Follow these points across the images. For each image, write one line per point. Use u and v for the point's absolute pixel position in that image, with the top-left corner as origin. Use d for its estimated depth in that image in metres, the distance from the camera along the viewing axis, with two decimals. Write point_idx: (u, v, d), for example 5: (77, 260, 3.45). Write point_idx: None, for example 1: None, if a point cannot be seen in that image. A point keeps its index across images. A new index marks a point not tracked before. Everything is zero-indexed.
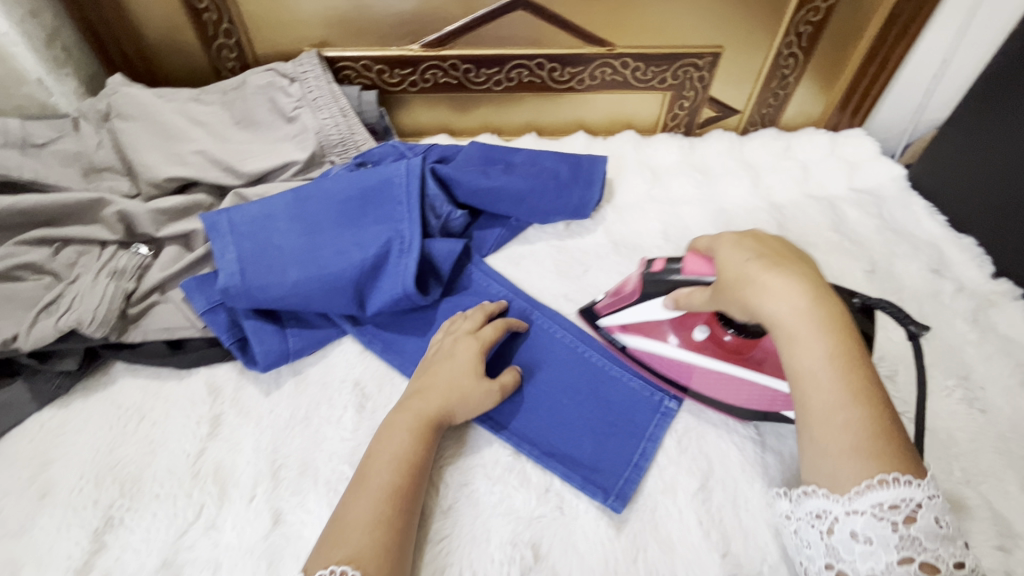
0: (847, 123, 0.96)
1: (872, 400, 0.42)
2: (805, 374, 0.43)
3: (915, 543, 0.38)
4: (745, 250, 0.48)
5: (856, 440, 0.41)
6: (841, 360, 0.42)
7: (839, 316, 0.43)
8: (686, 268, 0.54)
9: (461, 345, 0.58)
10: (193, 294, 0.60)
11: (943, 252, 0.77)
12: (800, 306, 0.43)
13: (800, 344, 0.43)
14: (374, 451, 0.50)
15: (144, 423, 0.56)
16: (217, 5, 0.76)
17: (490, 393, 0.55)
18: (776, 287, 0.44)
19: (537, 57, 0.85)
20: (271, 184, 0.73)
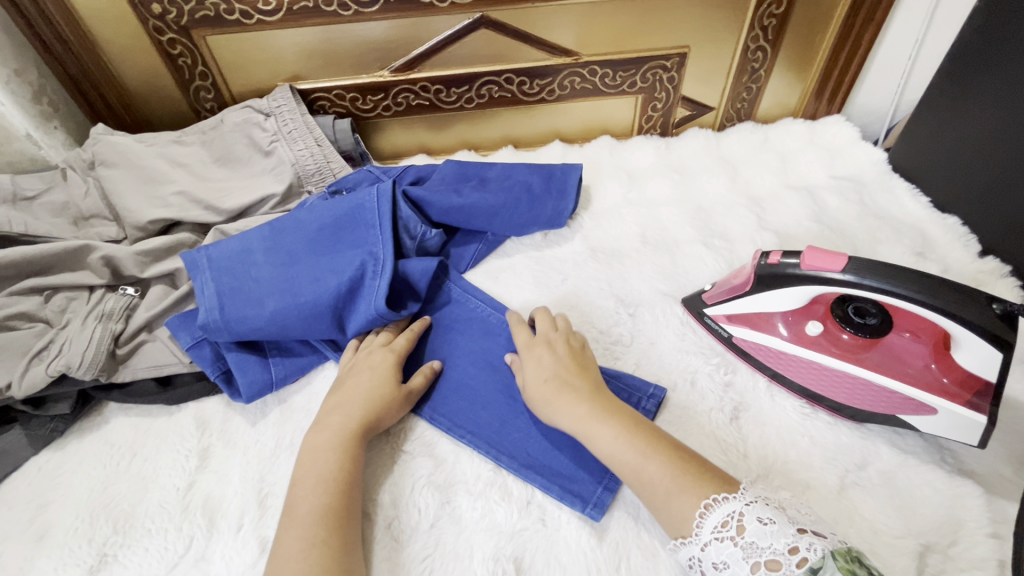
0: (825, 109, 0.94)
1: (660, 450, 0.48)
2: (605, 451, 0.50)
3: (756, 548, 0.41)
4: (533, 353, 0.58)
5: (665, 484, 0.46)
6: (624, 428, 0.50)
7: (600, 400, 0.53)
8: (806, 261, 0.53)
9: (378, 357, 0.60)
10: (178, 332, 0.62)
11: (927, 234, 0.76)
12: (574, 406, 0.53)
13: (592, 426, 0.51)
14: (302, 466, 0.51)
15: (136, 460, 0.58)
16: (190, 50, 0.79)
17: (399, 397, 0.57)
18: (546, 395, 0.54)
19: (505, 72, 0.86)
20: (252, 218, 0.75)
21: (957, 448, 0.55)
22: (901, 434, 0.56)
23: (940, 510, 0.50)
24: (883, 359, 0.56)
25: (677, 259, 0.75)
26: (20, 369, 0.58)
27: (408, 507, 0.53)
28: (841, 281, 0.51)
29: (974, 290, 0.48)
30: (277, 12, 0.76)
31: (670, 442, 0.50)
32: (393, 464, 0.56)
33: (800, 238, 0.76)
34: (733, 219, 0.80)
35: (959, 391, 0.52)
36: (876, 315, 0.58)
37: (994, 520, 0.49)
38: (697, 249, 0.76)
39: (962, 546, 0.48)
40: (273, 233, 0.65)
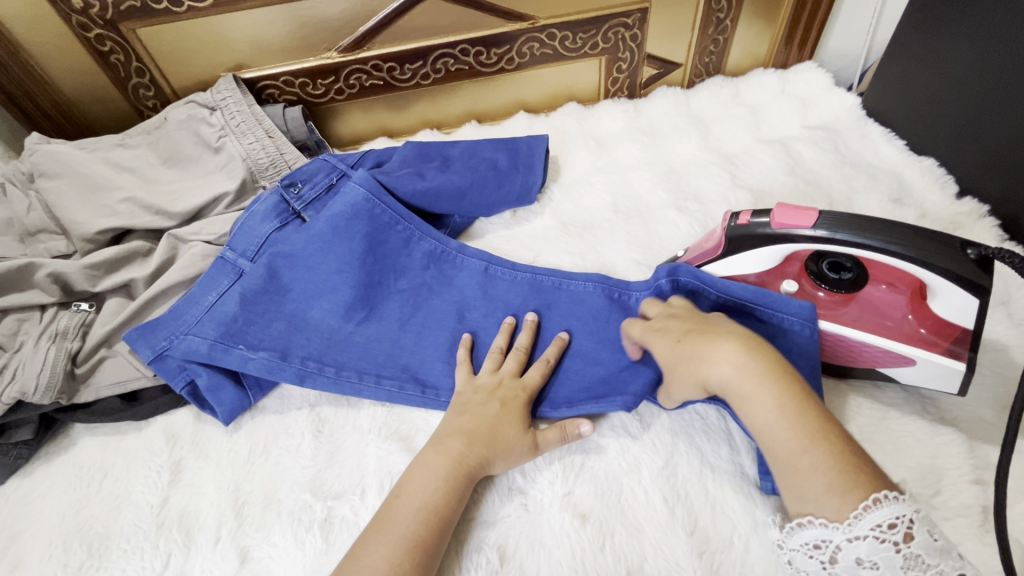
0: (796, 57, 0.91)
1: (830, 440, 0.41)
2: (762, 430, 0.43)
3: (919, 561, 0.36)
4: (671, 332, 0.51)
5: (829, 480, 0.39)
6: (792, 407, 0.42)
7: (779, 364, 0.44)
8: (776, 219, 0.51)
9: (505, 392, 0.56)
10: (137, 345, 0.59)
11: (903, 179, 0.74)
12: (741, 364, 0.45)
13: (753, 398, 0.44)
14: (410, 485, 0.49)
15: (108, 480, 0.56)
16: (122, 45, 0.74)
17: (526, 441, 0.52)
18: (706, 355, 0.46)
19: (460, 43, 0.82)
20: (206, 220, 0.71)
21: (936, 398, 0.54)
22: (882, 387, 0.55)
23: (921, 461, 0.49)
24: (862, 312, 0.54)
25: (651, 226, 0.73)
26: None
27: None
28: (813, 237, 0.50)
29: (948, 235, 0.46)
30: None
31: (850, 441, 0.41)
32: (370, 462, 0.55)
33: (775, 194, 0.74)
34: (706, 179, 0.77)
35: (936, 340, 0.50)
36: (851, 269, 0.56)
37: (974, 467, 0.49)
38: (670, 214, 0.74)
39: (944, 496, 0.47)
40: (300, 244, 0.64)
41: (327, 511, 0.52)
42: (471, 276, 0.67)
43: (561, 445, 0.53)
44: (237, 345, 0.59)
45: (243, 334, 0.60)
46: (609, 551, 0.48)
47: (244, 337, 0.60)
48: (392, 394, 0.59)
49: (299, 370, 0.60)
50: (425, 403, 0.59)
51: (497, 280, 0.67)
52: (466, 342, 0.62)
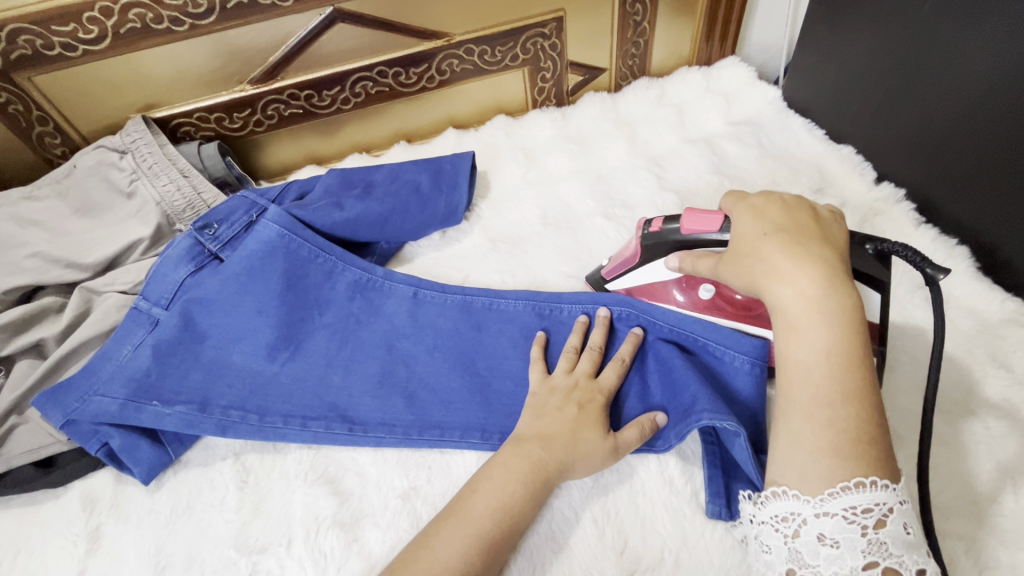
0: (718, 53, 0.92)
1: (863, 406, 0.39)
2: (794, 363, 0.41)
3: (882, 549, 0.36)
4: (766, 221, 0.46)
5: (835, 440, 0.38)
6: (840, 357, 0.40)
7: (852, 308, 0.41)
8: (686, 225, 0.53)
9: (581, 394, 0.53)
10: (47, 410, 0.56)
11: (824, 169, 0.75)
12: (809, 292, 0.41)
13: (806, 329, 0.41)
14: (488, 480, 0.48)
15: (21, 556, 0.54)
16: (19, 95, 0.71)
17: (606, 448, 0.50)
18: (783, 272, 0.42)
19: (376, 65, 0.80)
20: (121, 269, 0.69)
21: None
22: None
23: None
24: None
25: (580, 237, 0.73)
26: None
27: (315, 553, 0.51)
28: (718, 240, 0.51)
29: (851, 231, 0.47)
30: (102, 39, 0.69)
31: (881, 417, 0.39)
32: (297, 510, 0.53)
33: (701, 194, 0.74)
34: (634, 183, 0.77)
35: None
36: None
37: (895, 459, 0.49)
38: (598, 223, 0.73)
39: None
40: (215, 288, 0.62)
41: (252, 566, 0.51)
42: (400, 303, 0.65)
43: (640, 444, 0.51)
44: (151, 402, 0.57)
45: (158, 389, 0.58)
46: None
47: (158, 393, 0.58)
48: (318, 436, 0.57)
49: (220, 420, 0.57)
50: (352, 441, 0.57)
51: (426, 305, 0.65)
52: (540, 339, 0.60)
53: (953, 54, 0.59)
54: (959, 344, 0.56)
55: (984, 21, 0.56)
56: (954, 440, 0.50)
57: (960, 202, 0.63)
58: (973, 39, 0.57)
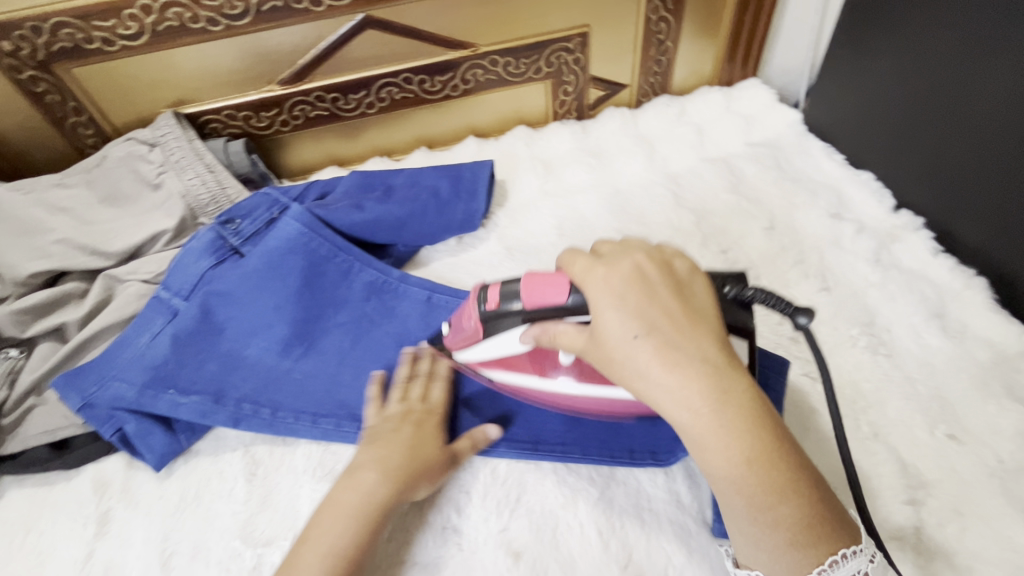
0: (740, 73, 0.93)
1: (798, 492, 0.38)
2: (716, 478, 0.39)
3: None
4: (631, 320, 0.40)
5: (790, 535, 0.37)
6: (759, 460, 0.38)
7: (753, 404, 0.39)
8: (530, 300, 0.46)
9: (418, 416, 0.54)
10: (65, 393, 0.57)
11: (842, 193, 0.75)
12: (701, 407, 0.38)
13: (713, 445, 0.38)
14: (319, 526, 0.47)
15: (31, 535, 0.55)
16: (56, 85, 0.73)
17: (442, 459, 0.52)
18: (671, 389, 0.39)
19: (402, 72, 0.82)
20: (144, 258, 0.70)
21: (872, 416, 0.54)
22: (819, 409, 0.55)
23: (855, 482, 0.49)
24: None
25: None
26: None
27: None
28: (573, 310, 0.45)
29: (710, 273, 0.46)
30: (140, 35, 0.71)
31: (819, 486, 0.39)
32: (304, 505, 0.54)
33: (717, 212, 0.74)
34: (650, 200, 0.78)
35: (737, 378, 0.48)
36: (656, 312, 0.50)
37: (906, 486, 0.49)
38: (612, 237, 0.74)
39: (877, 518, 0.48)
40: (234, 281, 0.63)
41: (256, 558, 0.51)
42: (414, 305, 0.66)
43: (471, 454, 0.54)
44: (168, 390, 0.58)
45: (175, 377, 0.59)
46: None
47: (175, 381, 0.59)
48: (328, 433, 0.58)
49: (233, 413, 0.58)
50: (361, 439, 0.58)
51: (439, 309, 0.65)
52: (410, 356, 0.58)
53: (973, 86, 0.60)
54: (974, 375, 0.55)
55: (1008, 55, 0.56)
56: (965, 472, 0.50)
57: (980, 233, 0.63)
58: (996, 73, 0.57)
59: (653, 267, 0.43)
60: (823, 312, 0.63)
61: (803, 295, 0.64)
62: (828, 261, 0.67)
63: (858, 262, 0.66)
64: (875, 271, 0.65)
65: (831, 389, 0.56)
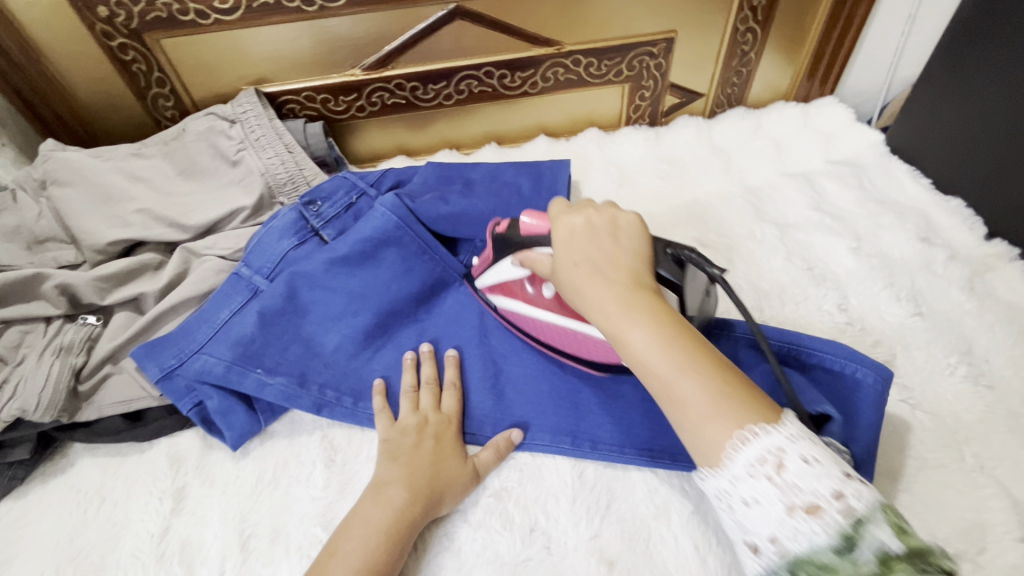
0: (818, 91, 0.91)
1: (705, 370, 0.37)
2: (635, 370, 0.39)
3: (796, 491, 0.33)
4: (569, 246, 0.45)
5: (702, 407, 0.35)
6: (663, 343, 0.38)
7: (660, 304, 0.40)
8: (524, 226, 0.52)
9: (434, 428, 0.54)
10: (144, 363, 0.56)
11: (930, 217, 0.73)
12: (612, 305, 0.40)
13: (622, 332, 0.39)
14: (347, 540, 0.46)
15: (106, 505, 0.54)
16: (144, 54, 0.73)
17: (465, 471, 0.52)
18: (591, 292, 0.42)
19: (484, 66, 0.81)
20: (221, 234, 0.70)
21: (975, 447, 0.52)
22: (921, 437, 0.53)
23: (964, 515, 0.48)
24: None
25: None
26: None
27: None
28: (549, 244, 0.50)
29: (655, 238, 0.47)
30: (235, 10, 0.71)
31: (728, 369, 0.37)
32: None
33: (800, 228, 0.73)
34: (729, 212, 0.76)
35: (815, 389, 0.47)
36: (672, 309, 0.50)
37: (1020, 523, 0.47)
38: (693, 246, 0.72)
39: (991, 553, 0.46)
40: (321, 266, 0.62)
41: None
42: None
43: (498, 463, 0.54)
44: (254, 368, 0.57)
45: (261, 356, 0.57)
46: None
47: (261, 360, 0.57)
48: None
49: (316, 398, 0.57)
50: None
51: None
52: (430, 356, 0.59)
53: None
54: None
55: None
56: None
57: None
58: None
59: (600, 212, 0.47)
60: (917, 337, 0.61)
61: (896, 319, 0.63)
62: (920, 286, 0.65)
63: (952, 289, 0.65)
64: (969, 299, 0.63)
65: (931, 416, 0.55)
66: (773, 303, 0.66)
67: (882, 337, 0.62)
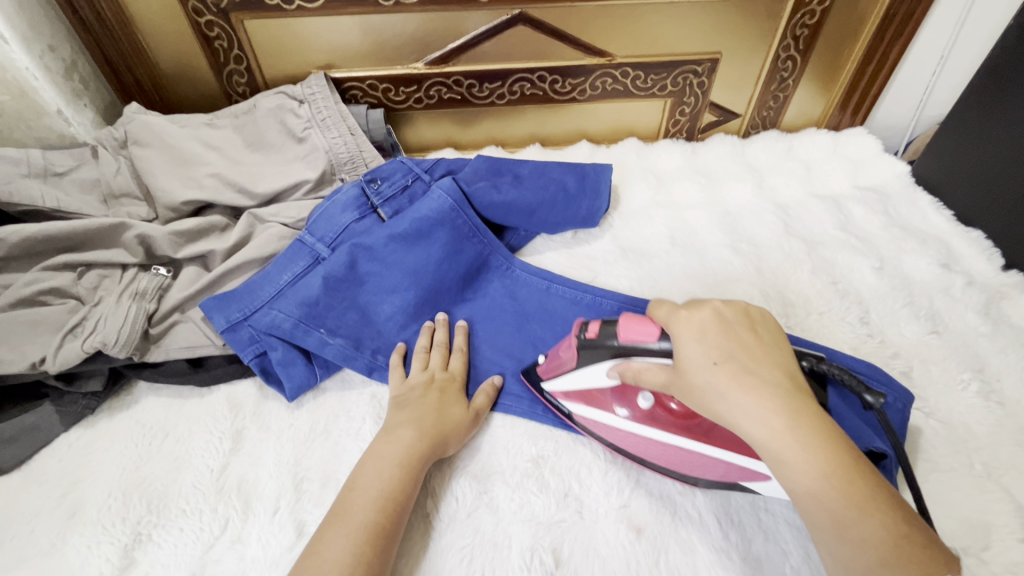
0: (848, 121, 0.96)
1: (879, 507, 0.37)
2: (800, 498, 0.38)
3: None
4: (709, 350, 0.43)
5: (880, 552, 0.35)
6: (837, 477, 0.37)
7: (826, 427, 0.39)
8: (623, 334, 0.48)
9: (440, 383, 0.58)
10: (212, 314, 0.61)
11: (951, 246, 0.78)
12: (780, 428, 0.39)
13: (791, 464, 0.38)
14: (364, 476, 0.49)
15: (169, 440, 0.58)
16: (227, 33, 0.79)
17: (466, 418, 0.56)
18: (744, 404, 0.40)
19: (539, 70, 0.86)
20: (285, 204, 0.75)
21: (983, 456, 0.56)
22: (933, 441, 0.57)
23: (971, 514, 0.51)
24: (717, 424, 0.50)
25: (707, 261, 0.76)
26: (54, 344, 0.58)
27: (447, 496, 0.53)
28: (658, 350, 0.46)
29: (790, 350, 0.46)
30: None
31: (900, 506, 0.37)
32: None
33: (826, 245, 0.78)
34: (761, 225, 0.81)
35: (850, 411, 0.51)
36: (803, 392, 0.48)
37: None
38: (725, 253, 0.76)
39: (995, 551, 0.49)
40: (381, 241, 0.66)
41: None
42: (533, 292, 0.68)
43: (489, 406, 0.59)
44: (317, 329, 0.61)
45: (323, 318, 0.62)
46: (663, 568, 0.49)
47: (324, 322, 0.62)
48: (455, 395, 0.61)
49: (369, 361, 0.62)
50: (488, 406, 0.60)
51: (560, 299, 0.68)
52: (463, 329, 0.64)
53: None
54: None
55: None
56: None
57: None
58: None
59: (745, 313, 0.46)
60: (934, 353, 0.65)
61: (914, 334, 0.67)
62: (938, 307, 0.69)
63: (968, 312, 0.69)
64: (984, 323, 0.67)
65: (943, 424, 0.59)
66: (798, 311, 0.70)
67: (900, 350, 0.66)
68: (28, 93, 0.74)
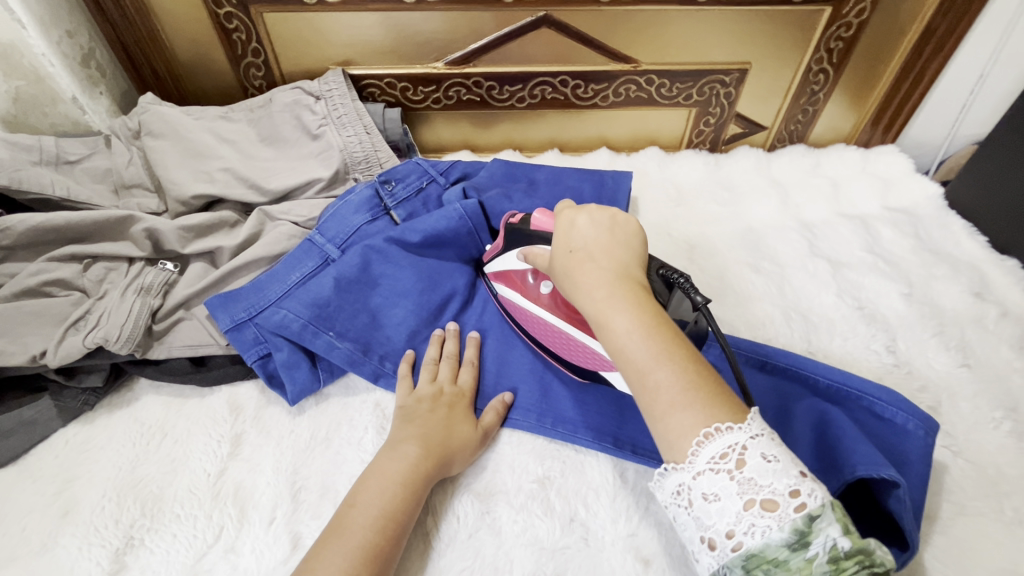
0: (879, 139, 0.93)
1: (677, 358, 0.38)
2: (613, 351, 0.41)
3: (754, 486, 0.34)
4: (571, 234, 0.48)
5: (672, 394, 0.37)
6: (645, 329, 0.40)
7: (649, 299, 0.42)
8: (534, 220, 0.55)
9: (449, 398, 0.56)
10: (217, 313, 0.59)
11: (985, 274, 0.74)
12: (604, 292, 0.42)
13: (607, 318, 0.41)
14: (365, 493, 0.47)
15: (167, 441, 0.57)
16: (246, 25, 0.77)
17: (474, 436, 0.54)
18: (584, 273, 0.44)
19: (561, 74, 0.84)
20: (296, 202, 0.73)
21: (1017, 502, 0.53)
22: (962, 483, 0.54)
23: (1002, 565, 0.49)
24: None
25: (727, 278, 0.73)
26: (56, 337, 0.57)
27: (448, 513, 0.52)
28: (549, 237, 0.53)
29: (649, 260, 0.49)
30: None
31: (701, 365, 0.39)
32: None
33: (852, 267, 0.75)
34: (785, 243, 0.78)
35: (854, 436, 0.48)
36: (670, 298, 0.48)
37: None
38: (746, 271, 0.74)
39: None
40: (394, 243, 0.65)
41: None
42: None
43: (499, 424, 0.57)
44: (326, 331, 0.59)
45: (332, 321, 0.60)
46: None
47: (332, 325, 0.60)
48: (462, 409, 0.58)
49: (376, 368, 0.60)
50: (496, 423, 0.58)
51: None
52: (474, 341, 0.62)
53: None
54: None
55: None
56: None
57: None
58: None
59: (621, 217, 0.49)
60: (964, 388, 0.62)
61: (944, 367, 0.64)
62: (970, 338, 0.66)
63: (1001, 346, 0.65)
64: (1019, 358, 0.64)
65: (974, 465, 0.56)
66: (822, 335, 0.67)
67: (929, 383, 0.62)
68: (44, 80, 0.73)
